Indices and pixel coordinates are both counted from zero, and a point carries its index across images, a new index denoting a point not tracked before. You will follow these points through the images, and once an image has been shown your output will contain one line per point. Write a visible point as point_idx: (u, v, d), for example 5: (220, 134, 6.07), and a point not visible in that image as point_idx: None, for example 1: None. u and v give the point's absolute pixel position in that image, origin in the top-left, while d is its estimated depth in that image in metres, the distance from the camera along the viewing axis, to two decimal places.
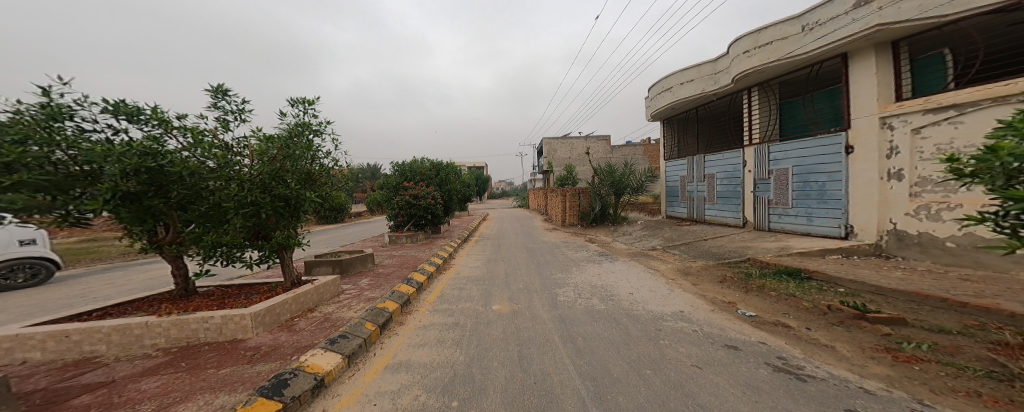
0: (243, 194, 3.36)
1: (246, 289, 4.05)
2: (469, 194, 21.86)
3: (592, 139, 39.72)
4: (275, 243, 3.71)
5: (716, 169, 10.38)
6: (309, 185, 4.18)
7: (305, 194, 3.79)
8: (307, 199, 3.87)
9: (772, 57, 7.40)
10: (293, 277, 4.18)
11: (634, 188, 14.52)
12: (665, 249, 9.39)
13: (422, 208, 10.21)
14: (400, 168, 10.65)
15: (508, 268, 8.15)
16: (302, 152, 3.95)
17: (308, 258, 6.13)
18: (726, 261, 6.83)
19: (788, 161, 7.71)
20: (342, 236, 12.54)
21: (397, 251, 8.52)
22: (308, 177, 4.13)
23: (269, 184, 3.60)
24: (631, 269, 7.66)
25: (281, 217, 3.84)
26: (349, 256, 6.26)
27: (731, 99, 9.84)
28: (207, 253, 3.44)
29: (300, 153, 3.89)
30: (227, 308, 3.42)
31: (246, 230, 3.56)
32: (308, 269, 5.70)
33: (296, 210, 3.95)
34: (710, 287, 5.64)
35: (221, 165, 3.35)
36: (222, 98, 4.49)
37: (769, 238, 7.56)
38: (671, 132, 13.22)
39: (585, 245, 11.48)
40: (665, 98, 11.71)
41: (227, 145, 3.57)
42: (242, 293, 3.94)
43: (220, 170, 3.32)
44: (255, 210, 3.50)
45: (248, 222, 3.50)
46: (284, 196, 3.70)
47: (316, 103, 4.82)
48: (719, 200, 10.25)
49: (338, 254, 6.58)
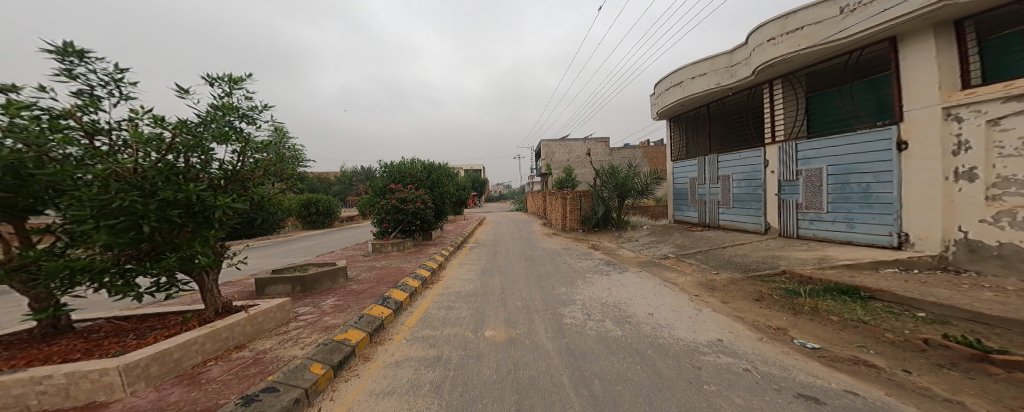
0: (104, 199, 2.27)
1: (149, 322, 3.04)
2: (464, 197, 20.95)
3: (591, 141, 39.09)
4: (170, 264, 2.54)
5: (731, 170, 9.54)
6: (228, 187, 3.23)
7: (217, 199, 2.77)
8: (220, 207, 2.84)
9: (804, 43, 6.55)
10: (218, 305, 3.16)
11: (639, 190, 13.63)
12: (678, 258, 8.49)
13: (410, 213, 9.22)
14: (389, 170, 9.71)
15: (504, 281, 7.20)
16: (216, 142, 2.98)
17: (265, 272, 5.15)
18: (757, 275, 5.93)
19: (821, 160, 6.87)
20: (316, 245, 11.33)
21: (379, 262, 7.54)
22: (226, 175, 3.17)
23: (159, 184, 2.52)
24: (645, 282, 6.71)
25: (191, 230, 2.80)
26: (315, 270, 5.28)
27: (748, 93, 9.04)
28: (65, 280, 2.37)
29: (208, 144, 2.91)
30: (90, 358, 2.40)
31: (132, 247, 2.49)
32: (262, 286, 4.72)
33: (210, 220, 2.90)
34: (745, 307, 4.72)
35: (82, 152, 2.52)
36: (75, 60, 3.06)
37: (801, 247, 6.78)
38: (677, 131, 12.48)
39: (589, 252, 10.53)
40: (673, 94, 10.93)
41: (98, 129, 2.69)
42: (141, 328, 2.93)
43: (71, 167, 2.37)
44: (134, 222, 2.41)
45: (130, 238, 2.43)
46: (183, 202, 2.64)
47: (243, 81, 3.77)
48: (735, 204, 9.42)
49: (304, 267, 5.61)
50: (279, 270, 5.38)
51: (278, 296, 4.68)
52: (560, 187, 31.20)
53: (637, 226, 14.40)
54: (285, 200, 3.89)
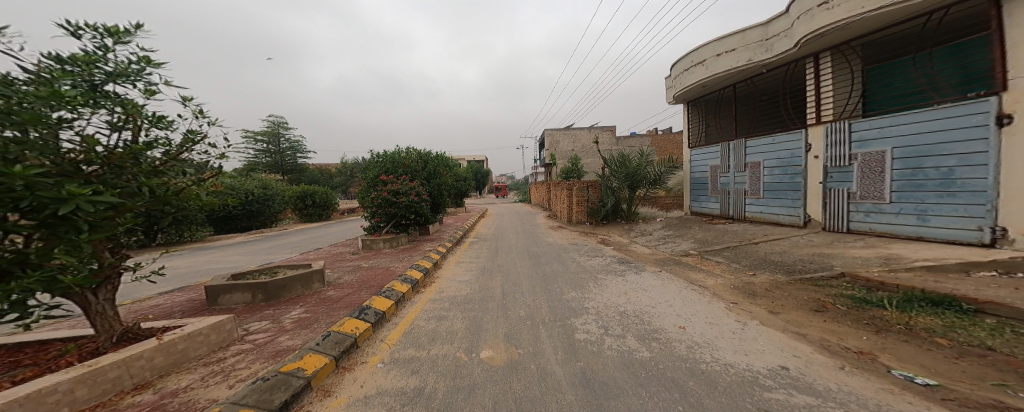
0: None
1: (14, 358, 2.28)
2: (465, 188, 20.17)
3: (597, 130, 37.89)
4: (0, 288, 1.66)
5: (762, 156, 8.57)
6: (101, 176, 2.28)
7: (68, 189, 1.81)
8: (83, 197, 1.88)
9: (867, 5, 5.50)
10: (112, 332, 2.41)
11: (652, 180, 12.63)
12: (702, 256, 7.55)
13: (403, 207, 8.41)
14: (382, 159, 8.91)
15: (506, 282, 6.42)
16: (58, 108, 2.03)
17: (224, 277, 4.38)
18: (806, 277, 4.99)
19: (883, 141, 5.88)
20: (291, 241, 10.20)
21: (368, 261, 6.78)
22: (93, 157, 2.24)
23: None
24: (668, 285, 5.79)
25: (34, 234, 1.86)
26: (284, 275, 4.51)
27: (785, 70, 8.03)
28: None
29: (44, 110, 1.97)
30: None
31: None
32: (215, 295, 3.95)
33: (71, 221, 1.94)
34: (803, 318, 3.80)
35: None
36: None
37: (856, 244, 5.78)
38: (697, 116, 11.56)
39: (600, 248, 9.62)
40: (694, 75, 9.92)
41: None
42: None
43: None
44: None
45: None
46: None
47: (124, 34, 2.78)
48: (766, 194, 8.44)
49: (274, 270, 4.85)
50: (244, 273, 4.60)
51: (235, 307, 3.91)
52: (566, 177, 30.26)
53: (650, 219, 13.42)
54: (201, 192, 3.11)
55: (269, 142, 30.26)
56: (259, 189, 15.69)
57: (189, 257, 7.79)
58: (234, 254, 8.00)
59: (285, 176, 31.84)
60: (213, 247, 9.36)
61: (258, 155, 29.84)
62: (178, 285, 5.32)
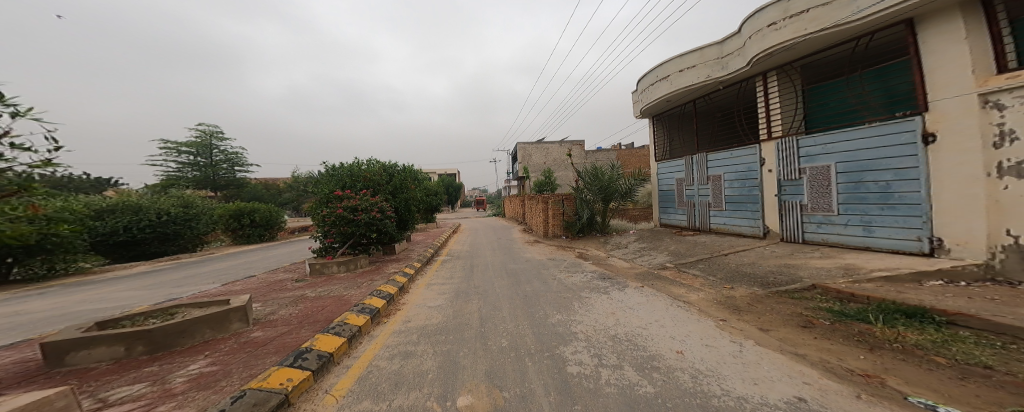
0: None
1: None
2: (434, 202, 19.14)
3: (566, 144, 38.89)
4: None
5: (722, 169, 9.03)
6: None
7: None
8: None
9: (811, 27, 5.95)
10: None
11: (622, 193, 12.86)
12: (679, 269, 7.60)
13: (362, 225, 7.23)
14: (337, 173, 7.80)
15: (485, 307, 5.77)
16: None
17: (88, 324, 3.28)
18: (783, 289, 5.05)
19: (828, 157, 6.36)
20: (222, 267, 8.57)
21: (316, 289, 5.70)
22: None
23: None
24: (655, 303, 5.57)
25: None
26: (182, 317, 3.57)
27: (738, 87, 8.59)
28: None
29: None
30: None
31: None
32: (62, 352, 2.84)
33: None
34: (794, 336, 3.71)
35: None
36: None
37: (816, 254, 6.09)
38: (662, 130, 12.08)
39: (579, 263, 9.36)
40: (659, 89, 10.36)
41: None
42: None
43: None
44: None
45: None
46: None
47: None
48: (729, 206, 8.86)
49: (175, 311, 3.81)
50: (121, 319, 3.49)
51: (97, 366, 2.88)
52: (538, 190, 30.37)
53: (623, 230, 13.56)
54: None
55: (200, 154, 26.62)
56: (179, 208, 13.40)
57: (69, 297, 6.14)
58: (137, 289, 6.48)
59: (220, 191, 28.09)
60: (114, 280, 7.51)
61: (184, 169, 26.09)
62: (34, 336, 3.97)
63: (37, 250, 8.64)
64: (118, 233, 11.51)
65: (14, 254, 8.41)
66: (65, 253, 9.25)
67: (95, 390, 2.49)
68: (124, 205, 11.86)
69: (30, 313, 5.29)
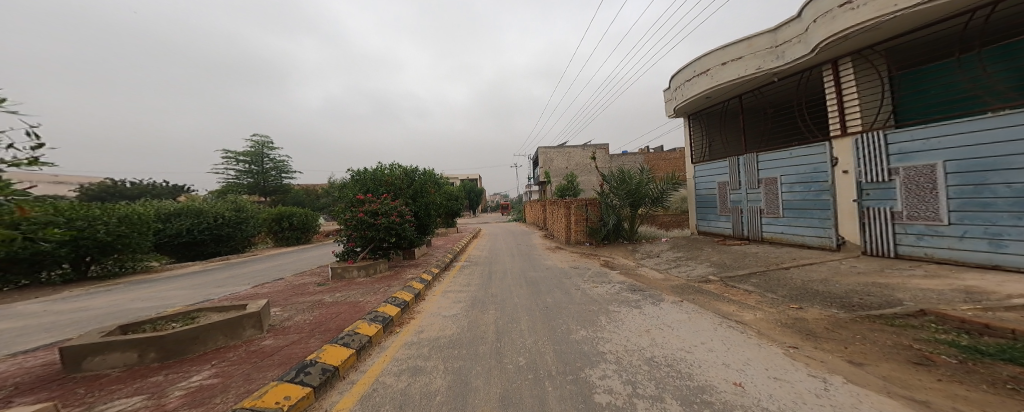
0: None
1: None
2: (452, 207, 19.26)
3: (591, 148, 37.96)
4: None
5: (778, 171, 7.90)
6: None
7: None
8: None
9: (902, 2, 4.87)
10: None
11: (654, 198, 11.92)
12: (725, 283, 6.61)
13: (382, 230, 7.16)
14: (360, 177, 7.87)
15: (501, 318, 5.35)
16: None
17: (111, 327, 3.09)
18: (872, 314, 4.05)
19: (933, 155, 5.14)
20: (254, 269, 8.85)
21: (336, 294, 5.62)
22: None
23: None
24: (698, 322, 4.76)
25: None
26: (202, 322, 3.37)
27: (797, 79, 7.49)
28: None
29: None
30: None
31: None
32: (78, 357, 2.68)
33: None
34: (907, 378, 2.80)
35: None
36: None
37: (917, 275, 4.91)
38: (701, 129, 11.07)
39: (605, 273, 8.61)
40: (698, 85, 9.37)
41: None
42: None
43: None
44: None
45: None
46: None
47: None
48: (787, 213, 7.71)
49: (196, 313, 3.67)
50: (142, 323, 3.31)
51: (108, 373, 2.69)
52: (560, 195, 29.68)
53: (654, 239, 12.53)
54: None
55: (253, 162, 29.20)
56: (231, 212, 14.54)
57: (117, 293, 6.49)
58: (172, 288, 6.72)
59: (267, 197, 30.59)
60: (158, 279, 7.94)
61: (241, 176, 28.75)
62: (62, 337, 4.04)
63: (109, 249, 9.60)
64: (182, 234, 12.65)
65: (91, 254, 9.37)
66: (132, 252, 10.24)
67: (93, 402, 2.25)
68: (189, 209, 13.09)
69: (75, 308, 5.59)
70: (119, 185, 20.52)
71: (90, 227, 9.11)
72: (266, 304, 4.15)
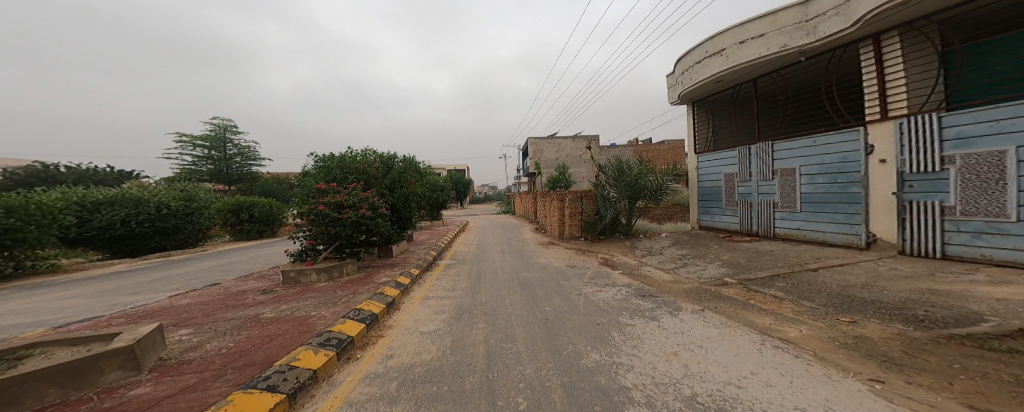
0: None
1: None
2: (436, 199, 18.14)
3: (580, 140, 37.33)
4: None
5: (798, 161, 7.30)
6: None
7: None
8: None
9: None
10: None
11: (653, 191, 11.11)
12: (746, 286, 5.83)
13: (348, 227, 5.88)
14: (323, 162, 6.59)
15: (492, 334, 4.33)
16: None
17: None
18: (957, 331, 3.24)
19: (1003, 138, 4.46)
20: (194, 268, 7.45)
21: (281, 305, 4.41)
22: None
23: None
24: (735, 340, 3.84)
25: None
26: (20, 369, 2.18)
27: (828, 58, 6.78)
28: None
29: None
30: None
31: None
32: None
33: None
34: None
35: None
36: None
37: (981, 281, 4.17)
38: (707, 117, 10.50)
39: (606, 273, 7.72)
40: (710, 66, 8.63)
41: None
42: None
43: None
44: None
45: None
46: None
47: None
48: (807, 206, 7.13)
49: (27, 351, 2.48)
50: None
51: None
52: (550, 188, 28.88)
53: (653, 233, 11.83)
54: None
55: (214, 147, 26.88)
56: (180, 201, 12.88)
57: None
58: (69, 296, 5.31)
59: (232, 185, 28.31)
60: (66, 281, 6.47)
61: (200, 162, 26.52)
62: None
63: None
64: (114, 226, 10.89)
65: None
66: (29, 249, 8.64)
67: None
68: (125, 197, 11.35)
69: None
70: (52, 167, 18.08)
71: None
72: (158, 332, 2.96)
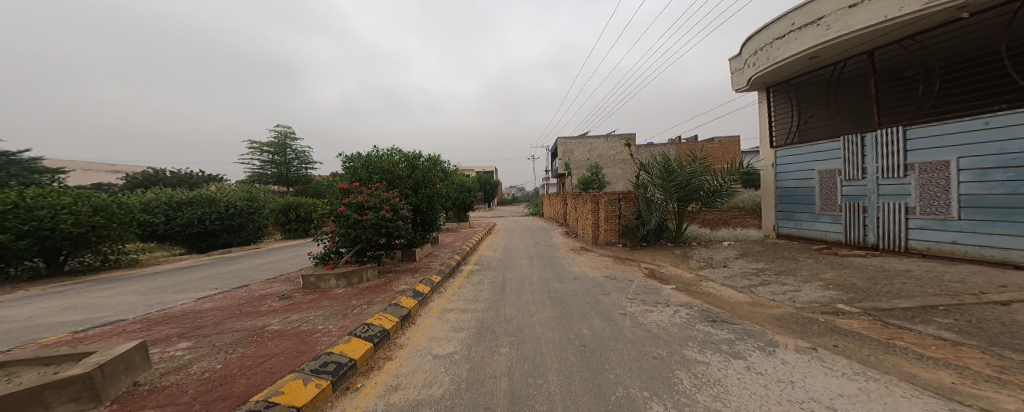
0: None
1: None
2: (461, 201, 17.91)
3: (615, 138, 35.10)
4: None
5: (955, 151, 5.37)
6: None
7: None
8: None
9: None
10: None
11: (712, 192, 9.32)
12: (871, 319, 4.20)
13: (370, 229, 5.51)
14: (350, 162, 6.37)
15: (524, 363, 3.51)
16: None
17: None
18: None
19: None
20: (232, 267, 7.71)
21: (292, 315, 4.06)
22: None
23: None
24: (900, 406, 2.42)
25: None
26: None
27: (1013, 11, 4.85)
28: None
29: None
30: None
31: None
32: None
33: None
34: None
35: None
36: None
37: None
38: (792, 103, 8.53)
39: (655, 288, 6.37)
40: (802, 41, 6.77)
41: None
42: None
43: None
44: None
45: None
46: None
47: None
48: (972, 213, 5.23)
49: None
50: None
51: None
52: (583, 189, 27.23)
53: (709, 241, 9.97)
54: None
55: (275, 152, 30.15)
56: (244, 201, 14.21)
57: (58, 298, 5.38)
58: (114, 294, 5.50)
59: (289, 187, 31.25)
60: (124, 276, 6.93)
61: (264, 166, 29.97)
62: None
63: (83, 242, 9.20)
64: (192, 224, 12.27)
65: (63, 247, 8.94)
66: (110, 243, 9.96)
67: None
68: (201, 198, 12.83)
69: None
70: (161, 172, 21.49)
71: (56, 217, 8.62)
72: (137, 352, 2.61)
